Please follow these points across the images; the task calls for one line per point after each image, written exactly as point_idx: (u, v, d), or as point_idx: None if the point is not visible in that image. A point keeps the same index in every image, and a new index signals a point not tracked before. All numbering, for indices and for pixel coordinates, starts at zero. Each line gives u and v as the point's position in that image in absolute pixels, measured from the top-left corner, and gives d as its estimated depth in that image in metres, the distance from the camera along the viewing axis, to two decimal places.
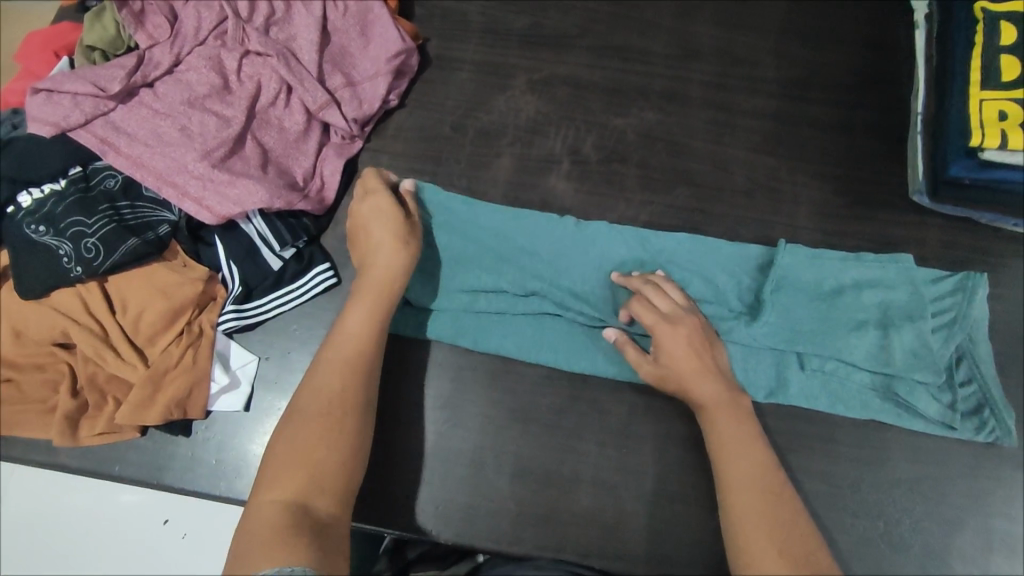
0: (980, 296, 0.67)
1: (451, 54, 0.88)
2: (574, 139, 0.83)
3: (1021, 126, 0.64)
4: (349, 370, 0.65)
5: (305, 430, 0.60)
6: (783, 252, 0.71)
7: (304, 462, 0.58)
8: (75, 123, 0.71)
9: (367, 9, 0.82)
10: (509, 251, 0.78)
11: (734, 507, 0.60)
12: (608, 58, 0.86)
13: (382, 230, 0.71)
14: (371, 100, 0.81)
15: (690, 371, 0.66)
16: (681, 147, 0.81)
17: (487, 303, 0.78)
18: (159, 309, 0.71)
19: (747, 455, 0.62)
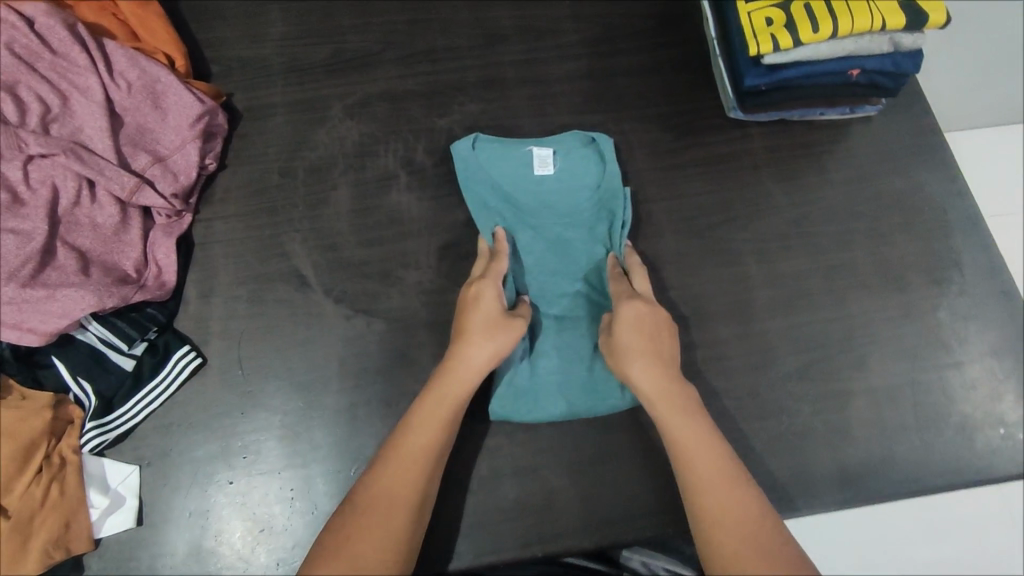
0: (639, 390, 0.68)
1: (258, 102, 0.83)
2: (405, 151, 0.80)
3: (786, 27, 0.68)
4: (422, 459, 0.58)
5: (372, 508, 0.54)
6: None
7: (379, 551, 0.52)
8: None
9: (153, 80, 0.75)
10: (554, 202, 0.76)
11: (703, 512, 0.55)
12: (417, 64, 0.86)
13: (479, 315, 0.65)
14: (183, 173, 0.75)
15: (652, 386, 0.61)
16: (510, 131, 0.83)
17: (514, 200, 0.76)
18: (5, 453, 0.61)
19: (682, 420, 0.60)
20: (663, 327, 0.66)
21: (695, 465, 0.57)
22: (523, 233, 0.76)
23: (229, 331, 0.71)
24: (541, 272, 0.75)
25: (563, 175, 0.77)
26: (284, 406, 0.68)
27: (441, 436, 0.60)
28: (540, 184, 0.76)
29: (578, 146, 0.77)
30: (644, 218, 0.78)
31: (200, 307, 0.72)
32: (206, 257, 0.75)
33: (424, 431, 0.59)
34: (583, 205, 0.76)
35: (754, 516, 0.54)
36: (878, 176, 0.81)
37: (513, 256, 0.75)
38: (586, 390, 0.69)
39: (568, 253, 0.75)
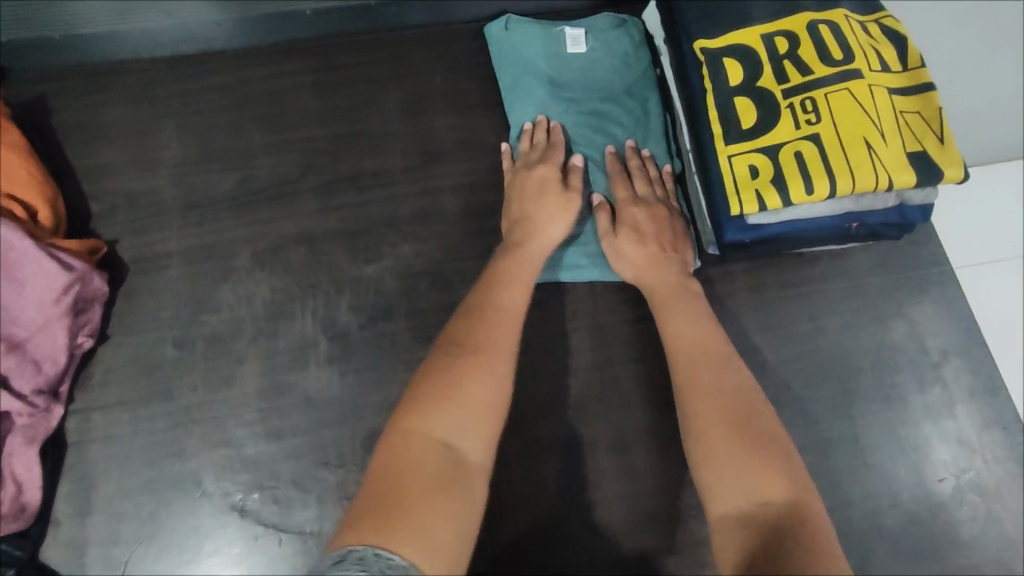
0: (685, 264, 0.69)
1: (150, 251, 0.69)
2: (325, 310, 0.68)
3: (774, 183, 0.57)
4: (511, 327, 0.56)
5: (472, 356, 0.53)
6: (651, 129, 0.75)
7: (477, 399, 0.50)
8: None
9: (4, 247, 0.61)
10: (589, 84, 0.77)
11: (697, 423, 0.52)
12: (341, 192, 0.73)
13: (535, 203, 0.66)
14: (47, 361, 0.61)
15: (702, 335, 0.58)
16: (451, 275, 0.70)
17: (535, 59, 0.77)
18: None
19: (730, 369, 0.55)
20: (677, 227, 0.67)
21: (694, 372, 0.55)
22: (558, 105, 0.76)
23: (111, 559, 0.59)
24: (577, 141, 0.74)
25: (596, 51, 0.78)
26: None
27: (520, 299, 0.59)
28: (574, 60, 0.78)
29: (611, 39, 0.79)
30: (609, 384, 0.66)
31: (75, 529, 0.60)
32: (84, 461, 0.62)
33: (500, 310, 0.57)
34: (616, 80, 0.78)
35: (738, 392, 0.53)
36: (881, 321, 0.70)
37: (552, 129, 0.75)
38: None
39: (605, 119, 0.75)
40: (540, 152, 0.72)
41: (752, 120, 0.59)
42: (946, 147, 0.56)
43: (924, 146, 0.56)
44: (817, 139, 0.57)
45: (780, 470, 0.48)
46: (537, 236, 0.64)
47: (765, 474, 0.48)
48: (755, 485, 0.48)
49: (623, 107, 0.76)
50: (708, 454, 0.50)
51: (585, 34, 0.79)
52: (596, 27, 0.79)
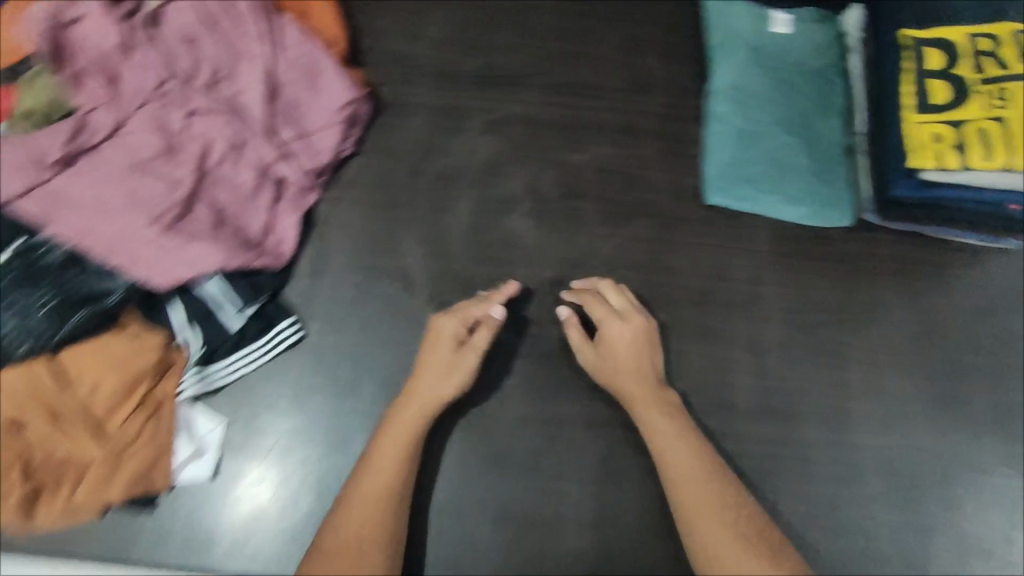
0: (833, 217, 0.80)
1: (403, 99, 0.85)
2: (531, 178, 0.81)
3: (955, 147, 0.67)
4: (400, 462, 0.62)
5: (350, 487, 0.61)
6: (831, 105, 0.86)
7: (371, 516, 0.59)
8: (12, 195, 0.64)
9: (315, 59, 0.77)
10: (784, 58, 0.88)
11: (690, 514, 0.60)
12: (561, 95, 0.87)
13: (576, 332, 0.70)
14: (321, 152, 0.77)
15: (686, 466, 0.62)
16: (637, 180, 0.83)
17: (744, 26, 0.89)
18: (113, 383, 0.64)
19: (693, 489, 0.61)
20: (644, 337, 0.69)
21: (678, 474, 0.62)
22: (755, 67, 0.87)
23: (332, 313, 0.73)
24: (765, 99, 0.86)
25: (798, 32, 0.89)
26: (367, 399, 0.70)
27: (392, 453, 0.63)
28: (777, 35, 0.89)
29: (815, 24, 0.90)
30: (754, 299, 0.77)
31: (310, 283, 0.75)
32: (325, 238, 0.77)
33: (393, 430, 0.64)
34: (809, 60, 0.89)
35: (717, 506, 0.59)
36: (1009, 313, 0.77)
37: (746, 84, 0.86)
38: (790, 207, 0.80)
39: (793, 89, 0.86)
40: (727, 104, 0.85)
41: (946, 98, 0.70)
42: None
43: None
44: (1000, 121, 0.67)
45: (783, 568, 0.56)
46: (426, 391, 0.65)
47: (772, 575, 0.55)
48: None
49: (811, 81, 0.87)
50: (720, 558, 0.57)
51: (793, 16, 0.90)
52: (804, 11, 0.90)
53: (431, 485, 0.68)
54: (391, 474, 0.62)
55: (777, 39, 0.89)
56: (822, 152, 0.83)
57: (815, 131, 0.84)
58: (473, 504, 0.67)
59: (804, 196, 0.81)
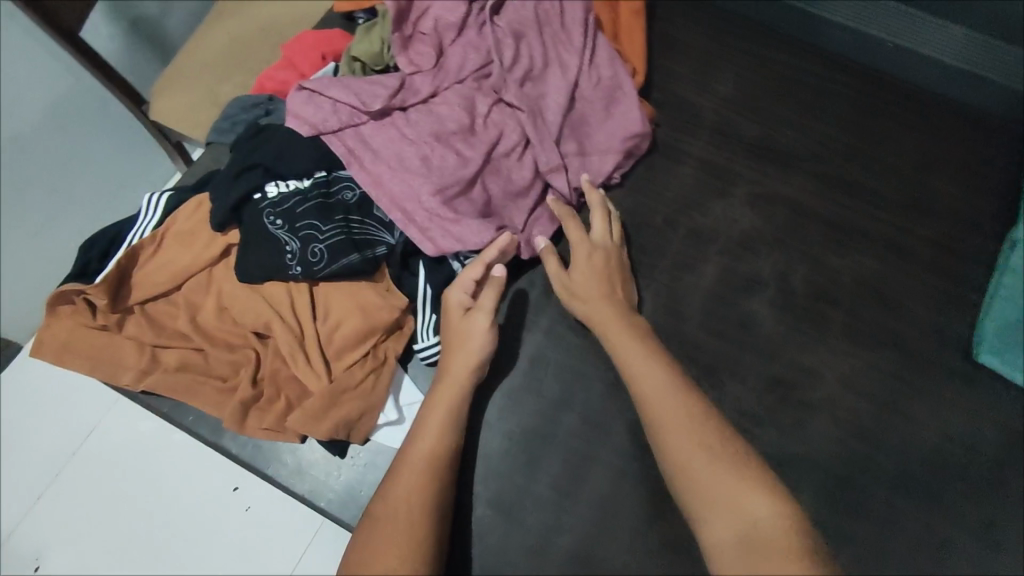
0: None
1: (676, 145, 0.83)
2: (785, 266, 0.77)
3: None
4: (436, 451, 0.60)
5: (422, 459, 0.59)
6: None
7: (406, 501, 0.56)
8: (330, 128, 0.69)
9: (617, 85, 0.79)
10: None
11: (665, 446, 0.57)
12: (835, 191, 0.82)
13: (593, 272, 0.70)
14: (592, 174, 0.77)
15: (656, 395, 0.59)
16: (898, 307, 0.76)
17: None
18: (354, 326, 0.66)
19: (676, 417, 0.57)
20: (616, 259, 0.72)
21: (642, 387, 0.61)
22: None
23: (552, 330, 0.74)
24: None
25: None
26: (561, 426, 0.70)
27: (439, 414, 0.62)
28: None
29: None
30: (1000, 484, 0.68)
31: (541, 295, 0.76)
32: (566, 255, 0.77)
33: (432, 421, 0.62)
34: None
35: (707, 454, 0.54)
36: None
37: None
38: None
39: None
40: None
41: None
42: None
43: None
44: None
45: (772, 498, 0.51)
46: (456, 366, 0.64)
47: (753, 503, 0.51)
48: (743, 517, 0.51)
49: None
50: (703, 497, 0.53)
51: None
52: None
53: (599, 537, 0.65)
54: (438, 443, 0.60)
55: None
56: None
57: None
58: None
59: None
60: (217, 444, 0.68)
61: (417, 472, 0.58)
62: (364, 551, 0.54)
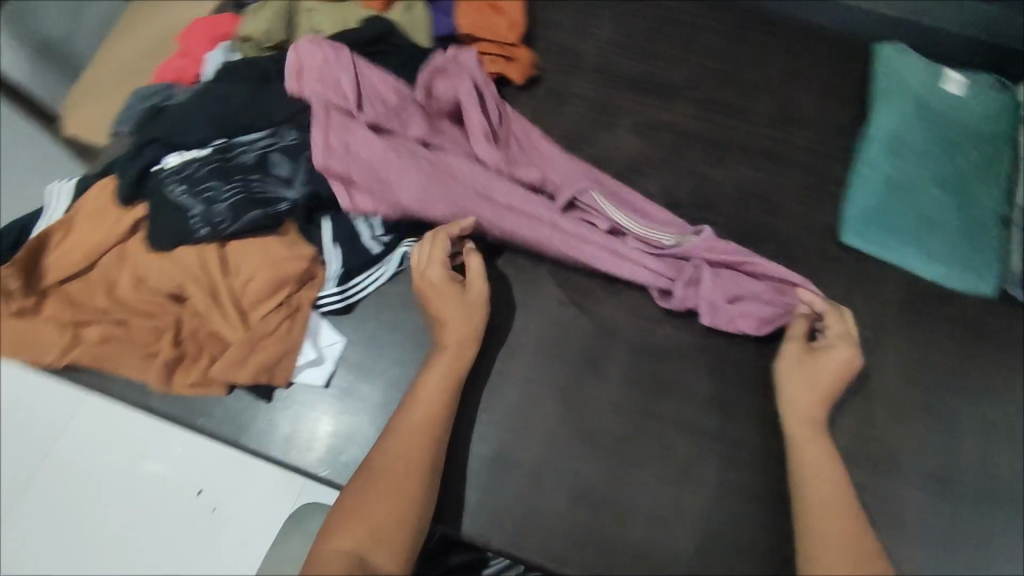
0: (971, 286, 0.78)
1: (561, 87, 0.89)
2: (671, 182, 0.83)
3: None
4: (425, 429, 0.63)
5: (416, 427, 0.63)
6: (990, 174, 0.84)
7: (395, 466, 0.61)
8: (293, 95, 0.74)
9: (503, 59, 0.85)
10: (947, 121, 0.87)
11: (811, 512, 0.58)
12: (711, 111, 0.88)
13: (814, 379, 0.65)
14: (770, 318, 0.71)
15: (832, 500, 0.58)
16: (775, 207, 0.83)
17: (915, 82, 0.88)
18: (265, 278, 0.70)
19: (841, 515, 0.57)
20: (852, 369, 0.65)
21: (801, 444, 0.63)
22: (917, 123, 0.86)
23: None
24: (920, 155, 0.84)
25: (968, 99, 0.88)
26: (475, 350, 0.74)
27: (433, 384, 0.66)
28: (945, 98, 0.88)
29: (989, 95, 0.88)
30: (869, 348, 0.76)
31: None
32: None
33: (426, 394, 0.65)
34: (974, 128, 0.87)
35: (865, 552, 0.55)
36: None
37: (903, 138, 0.85)
38: (926, 266, 0.79)
39: (952, 152, 0.85)
40: (880, 153, 0.84)
41: None
42: None
43: None
44: None
45: None
46: (453, 338, 0.67)
47: None
48: None
49: (972, 148, 0.85)
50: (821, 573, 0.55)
51: (965, 83, 0.89)
52: (976, 81, 0.89)
53: (516, 440, 0.70)
54: (431, 411, 0.64)
55: (944, 102, 0.88)
56: (972, 219, 0.81)
57: (967, 196, 0.82)
58: (554, 472, 0.68)
59: (944, 256, 0.79)
60: (146, 405, 0.71)
61: (406, 442, 0.62)
62: (349, 505, 0.59)
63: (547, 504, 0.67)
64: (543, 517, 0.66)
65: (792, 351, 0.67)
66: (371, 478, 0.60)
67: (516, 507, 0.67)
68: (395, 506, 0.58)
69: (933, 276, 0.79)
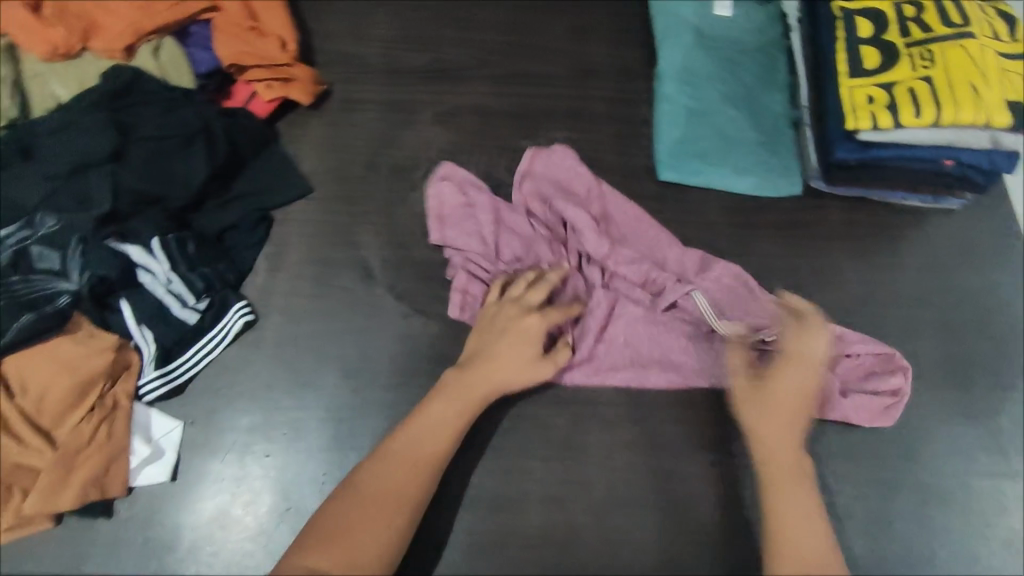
0: (782, 189, 0.82)
1: (354, 96, 0.85)
2: (487, 165, 0.82)
3: (886, 106, 0.70)
4: (422, 465, 0.60)
5: (423, 449, 0.61)
6: (775, 81, 0.88)
7: (387, 492, 0.58)
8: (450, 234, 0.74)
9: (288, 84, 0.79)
10: (725, 41, 0.90)
11: (778, 492, 0.60)
12: (509, 85, 0.88)
13: (795, 381, 0.63)
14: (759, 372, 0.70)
15: (790, 495, 0.60)
16: (591, 162, 0.84)
17: (688, 12, 0.91)
18: (64, 386, 0.62)
19: (796, 495, 0.60)
20: (813, 351, 0.64)
21: (773, 465, 0.61)
22: (699, 49, 0.89)
23: (290, 306, 0.72)
24: (710, 79, 0.87)
25: (738, 16, 0.91)
26: (330, 391, 0.69)
27: (438, 416, 0.63)
28: (718, 19, 0.91)
29: (755, 7, 0.92)
30: None
31: (267, 280, 0.73)
32: (281, 234, 0.75)
33: (449, 414, 0.63)
34: (750, 42, 0.91)
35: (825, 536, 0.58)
36: (952, 269, 0.79)
37: (691, 66, 0.88)
38: (740, 181, 0.82)
39: (737, 69, 0.88)
40: (675, 85, 0.87)
41: (877, 62, 0.73)
42: None
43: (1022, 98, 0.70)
44: (930, 79, 0.70)
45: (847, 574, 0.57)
46: (476, 381, 0.64)
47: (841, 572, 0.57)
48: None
49: (753, 61, 0.89)
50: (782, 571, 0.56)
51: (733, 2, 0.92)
52: None
53: None
54: (444, 436, 0.62)
55: (719, 23, 0.91)
56: (768, 126, 0.85)
57: (759, 106, 0.86)
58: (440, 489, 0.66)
59: (752, 168, 0.82)
60: None
61: (401, 466, 0.60)
62: (327, 525, 0.57)
63: (440, 525, 0.65)
64: (440, 536, 0.65)
65: (794, 333, 0.65)
66: (360, 501, 0.58)
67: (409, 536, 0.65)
68: (378, 521, 0.57)
69: (748, 189, 0.82)
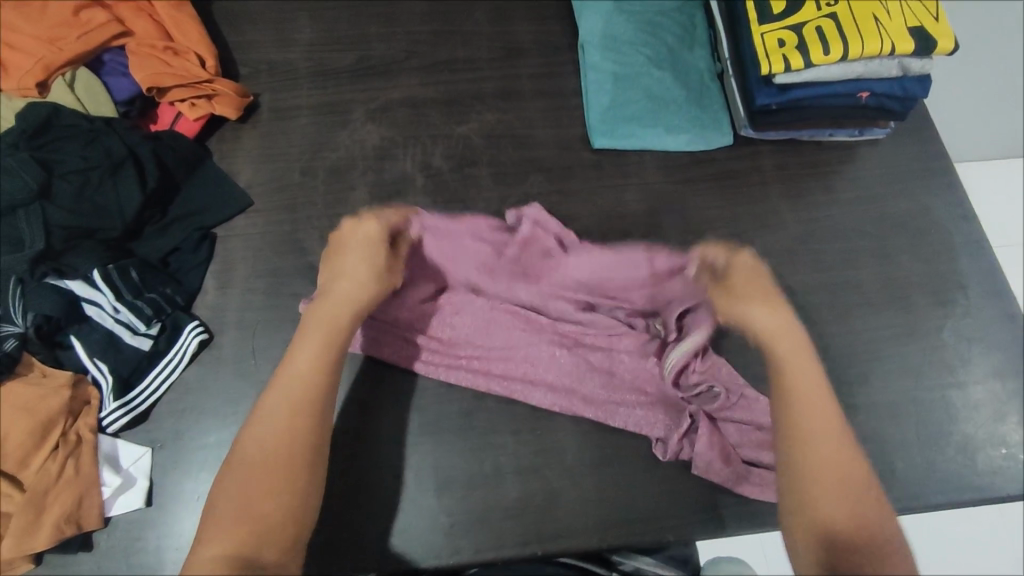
0: (715, 141, 0.84)
1: (283, 104, 0.85)
2: (423, 155, 0.83)
3: (797, 47, 0.72)
4: (296, 413, 0.60)
5: (293, 400, 0.60)
6: (693, 37, 0.89)
7: (265, 451, 0.58)
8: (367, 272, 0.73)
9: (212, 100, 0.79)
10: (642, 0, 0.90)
11: (808, 438, 0.61)
12: (437, 73, 0.88)
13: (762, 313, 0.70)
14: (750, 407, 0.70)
15: (831, 440, 0.61)
16: (526, 139, 0.85)
17: None
18: (24, 429, 0.63)
19: (831, 440, 0.61)
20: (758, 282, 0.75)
21: (810, 396, 0.64)
22: (618, 13, 0.89)
23: (244, 320, 0.72)
24: (632, 41, 0.88)
25: None
26: None
27: (306, 360, 0.63)
28: None
29: None
30: (655, 230, 0.80)
31: (217, 297, 0.73)
32: (226, 249, 0.75)
33: (313, 359, 0.63)
34: None
35: (863, 480, 0.59)
36: (883, 196, 0.82)
37: (612, 31, 0.88)
38: (673, 139, 0.84)
39: (657, 27, 0.89)
40: (599, 53, 0.87)
41: (783, 8, 0.75)
42: (940, 23, 0.72)
43: (923, 23, 0.72)
44: (834, 17, 0.72)
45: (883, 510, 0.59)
46: (324, 314, 0.66)
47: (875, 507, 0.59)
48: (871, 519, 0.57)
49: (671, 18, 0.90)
50: (829, 506, 0.57)
51: None
52: None
53: (366, 464, 0.68)
54: (310, 383, 0.61)
55: None
56: (694, 82, 0.87)
57: (683, 63, 0.88)
58: (414, 475, 0.68)
59: (683, 125, 0.84)
60: None
61: (277, 428, 0.59)
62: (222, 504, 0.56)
63: (420, 510, 0.67)
64: (421, 521, 0.66)
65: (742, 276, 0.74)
66: (248, 468, 0.57)
67: (390, 525, 0.66)
68: (273, 481, 0.56)
69: (683, 147, 0.84)
